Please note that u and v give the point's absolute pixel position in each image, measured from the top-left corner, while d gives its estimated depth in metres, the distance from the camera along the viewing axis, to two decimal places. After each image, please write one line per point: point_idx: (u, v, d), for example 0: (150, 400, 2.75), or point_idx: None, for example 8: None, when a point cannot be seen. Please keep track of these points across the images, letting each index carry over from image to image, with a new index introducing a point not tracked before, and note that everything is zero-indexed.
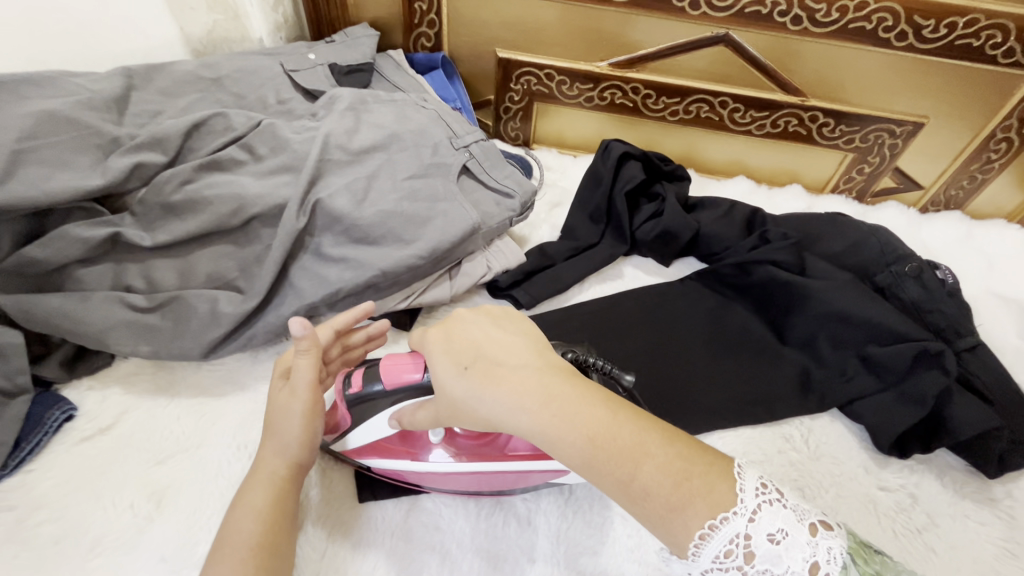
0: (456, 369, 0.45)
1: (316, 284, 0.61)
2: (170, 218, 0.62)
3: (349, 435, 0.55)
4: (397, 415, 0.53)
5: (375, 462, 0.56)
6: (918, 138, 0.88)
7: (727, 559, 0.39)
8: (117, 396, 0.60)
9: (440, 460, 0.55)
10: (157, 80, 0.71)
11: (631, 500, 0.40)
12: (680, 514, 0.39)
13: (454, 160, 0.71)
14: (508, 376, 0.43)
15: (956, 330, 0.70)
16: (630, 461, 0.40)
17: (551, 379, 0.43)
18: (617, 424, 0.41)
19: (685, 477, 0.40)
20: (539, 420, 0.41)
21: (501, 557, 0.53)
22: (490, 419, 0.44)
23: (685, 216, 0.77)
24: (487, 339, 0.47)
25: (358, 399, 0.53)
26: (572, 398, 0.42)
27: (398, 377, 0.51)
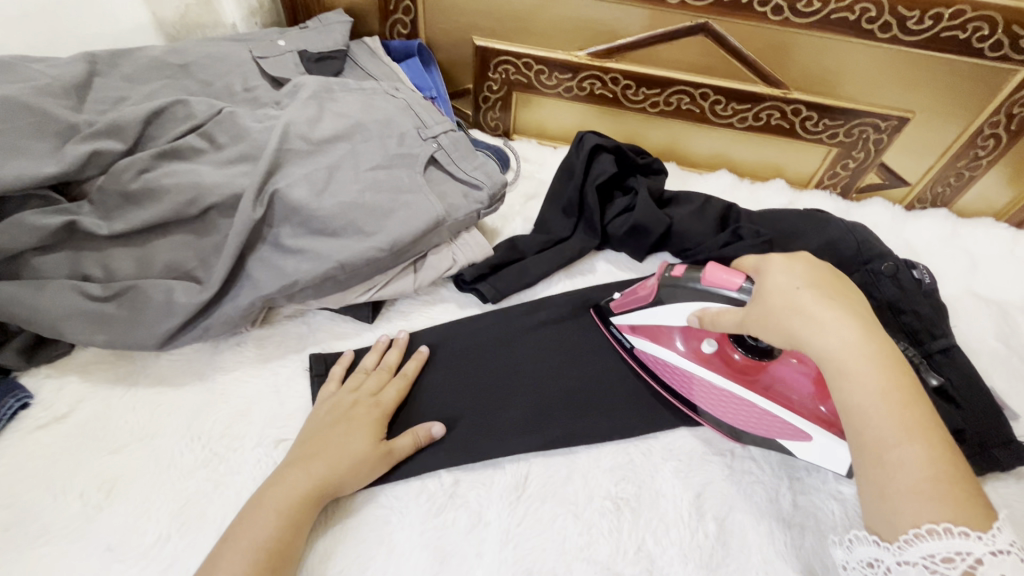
0: (778, 292, 0.49)
1: (273, 276, 0.61)
2: (128, 207, 0.61)
3: (630, 314, 0.65)
4: (697, 311, 0.58)
5: (642, 344, 0.65)
6: (903, 133, 0.86)
7: (944, 564, 0.38)
8: (73, 384, 0.60)
9: (700, 368, 0.61)
10: (122, 66, 0.70)
11: (874, 463, 0.42)
12: (916, 499, 0.40)
13: (421, 150, 0.70)
14: (827, 309, 0.47)
15: (929, 331, 0.69)
16: (903, 435, 0.42)
17: (863, 330, 0.46)
18: (916, 399, 0.43)
19: (945, 479, 0.40)
20: (850, 351, 0.45)
21: (449, 552, 0.53)
22: (798, 336, 0.47)
23: (657, 210, 0.76)
24: (807, 278, 0.49)
25: (671, 286, 0.60)
26: (891, 354, 0.45)
27: (718, 285, 0.55)
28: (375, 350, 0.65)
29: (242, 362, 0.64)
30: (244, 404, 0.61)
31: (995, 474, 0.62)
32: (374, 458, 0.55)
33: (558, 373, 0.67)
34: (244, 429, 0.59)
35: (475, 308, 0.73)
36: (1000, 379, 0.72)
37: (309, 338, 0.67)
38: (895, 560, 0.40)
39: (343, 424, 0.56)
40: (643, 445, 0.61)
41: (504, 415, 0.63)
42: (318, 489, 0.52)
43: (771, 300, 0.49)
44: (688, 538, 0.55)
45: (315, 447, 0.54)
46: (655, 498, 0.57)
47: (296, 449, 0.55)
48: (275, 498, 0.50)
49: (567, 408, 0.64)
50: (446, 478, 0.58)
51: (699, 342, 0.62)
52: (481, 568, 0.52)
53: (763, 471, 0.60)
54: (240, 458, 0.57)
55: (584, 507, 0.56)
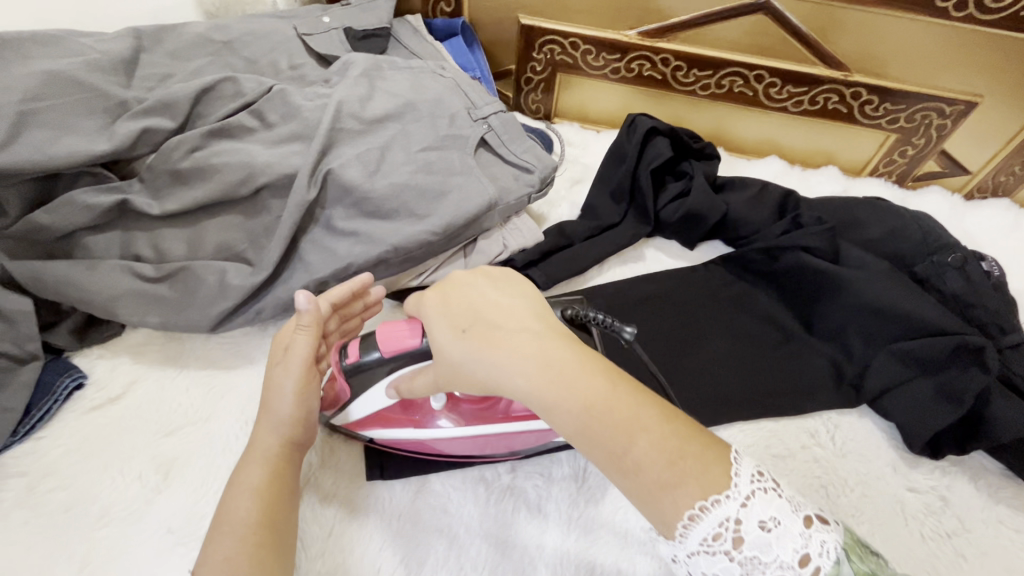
0: (455, 330, 0.44)
1: (326, 259, 0.60)
2: (179, 186, 0.60)
3: (349, 407, 0.54)
4: (396, 383, 0.51)
5: (379, 434, 0.56)
6: (969, 119, 0.82)
7: (715, 543, 0.35)
8: (126, 365, 0.59)
9: (442, 425, 0.55)
10: (167, 42, 0.69)
11: (622, 472, 0.38)
12: (669, 491, 0.36)
13: (472, 132, 0.68)
14: (504, 336, 0.42)
15: (999, 325, 0.65)
16: (624, 433, 0.38)
17: (551, 343, 0.41)
18: (617, 394, 0.39)
19: (680, 456, 0.37)
20: (534, 380, 0.40)
21: (509, 543, 0.52)
22: (482, 376, 0.42)
23: (713, 196, 0.73)
24: (484, 300, 0.46)
25: (356, 369, 0.51)
26: (575, 360, 0.40)
27: (399, 343, 0.48)
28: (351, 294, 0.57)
29: None
30: None
31: None
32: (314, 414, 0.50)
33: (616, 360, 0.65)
34: None
35: None
36: None
37: None
38: (683, 553, 0.36)
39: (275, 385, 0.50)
40: None
41: None
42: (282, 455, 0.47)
43: (450, 352, 0.44)
44: None
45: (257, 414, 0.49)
46: None
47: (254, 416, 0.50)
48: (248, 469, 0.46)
49: None
50: (503, 468, 0.57)
51: (424, 405, 0.55)
52: (543, 560, 0.51)
53: (823, 468, 0.59)
54: None
55: None
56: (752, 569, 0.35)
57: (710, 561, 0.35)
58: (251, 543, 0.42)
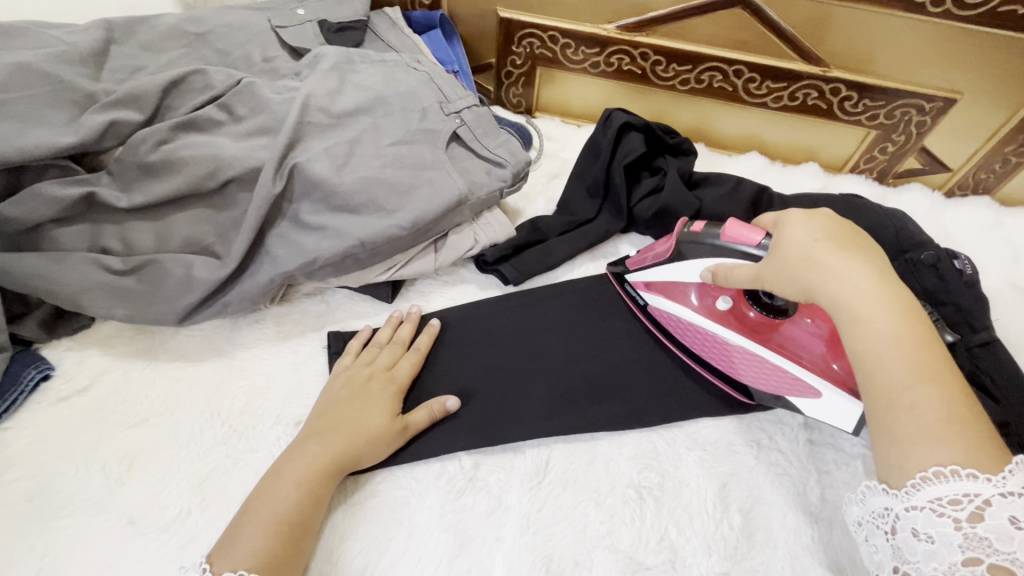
0: (795, 246, 0.49)
1: (293, 252, 0.60)
2: (146, 179, 0.60)
3: (643, 271, 0.66)
4: (713, 267, 0.57)
5: (654, 300, 0.66)
6: (948, 116, 0.82)
7: (950, 507, 0.38)
8: (94, 357, 0.60)
9: (709, 321, 0.62)
10: (138, 34, 0.68)
11: (886, 403, 0.43)
12: (926, 442, 0.40)
13: (444, 126, 0.68)
14: (842, 258, 0.46)
15: (969, 323, 0.65)
16: (920, 379, 0.42)
17: (887, 283, 0.45)
18: (928, 341, 0.43)
19: (959, 419, 0.40)
20: (861, 297, 0.44)
21: (468, 536, 0.52)
22: (810, 285, 0.47)
23: (686, 192, 0.73)
24: (830, 228, 0.49)
25: (692, 242, 0.60)
26: (906, 297, 0.45)
27: (740, 238, 0.54)
28: (388, 323, 0.64)
29: (261, 340, 0.63)
30: (264, 382, 0.60)
31: None
32: (390, 433, 0.55)
33: (576, 357, 0.65)
34: (264, 407, 0.58)
35: (496, 290, 0.71)
36: None
37: (328, 316, 0.66)
38: (902, 507, 0.40)
39: (359, 398, 0.56)
40: (667, 434, 0.60)
41: (522, 400, 0.61)
42: (335, 463, 0.51)
43: (789, 252, 0.49)
44: (711, 531, 0.54)
45: (332, 422, 0.54)
46: (679, 488, 0.56)
47: (311, 425, 0.55)
48: (297, 472, 0.50)
49: (590, 395, 0.62)
50: (466, 461, 0.57)
51: (711, 297, 0.63)
52: (501, 553, 0.52)
53: (791, 464, 0.58)
54: (259, 435, 0.56)
55: (606, 495, 0.55)
56: (972, 546, 0.37)
57: (931, 521, 0.39)
58: (275, 545, 0.46)
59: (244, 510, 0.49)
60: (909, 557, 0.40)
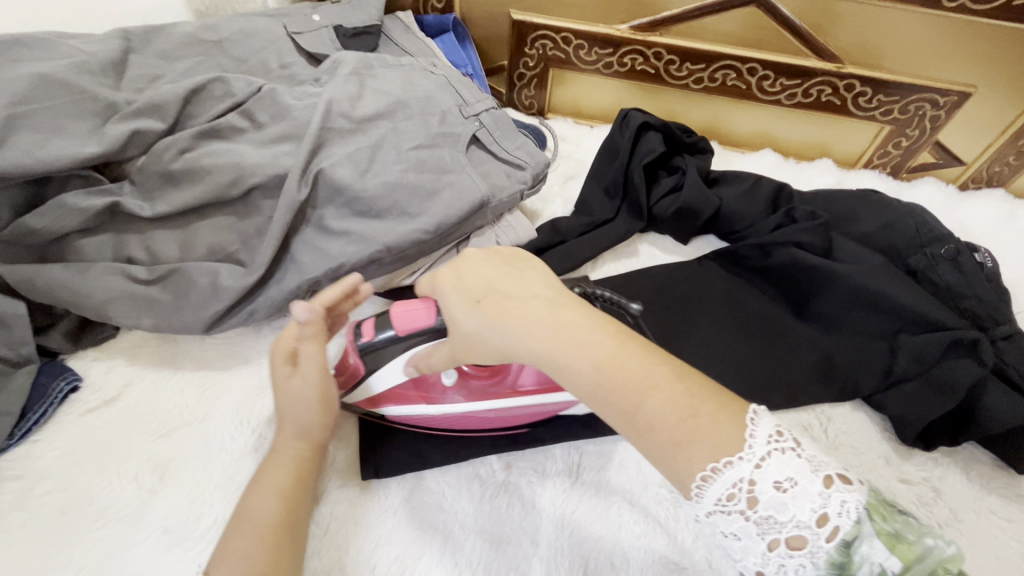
0: (466, 301, 0.45)
1: (318, 258, 0.60)
2: (170, 187, 0.60)
3: (362, 385, 0.54)
4: (409, 362, 0.52)
5: (393, 411, 0.57)
6: (963, 109, 0.82)
7: (730, 503, 0.36)
8: (121, 367, 0.60)
9: (453, 402, 0.56)
10: (156, 43, 0.68)
11: (635, 430, 0.39)
12: (684, 446, 0.37)
13: (463, 129, 0.68)
14: (518, 306, 0.43)
15: (992, 316, 0.66)
16: (637, 392, 0.38)
17: (562, 306, 0.43)
18: (630, 354, 0.40)
19: (691, 414, 0.38)
20: (552, 346, 0.41)
21: (504, 539, 0.52)
22: (499, 345, 0.43)
23: (705, 190, 0.73)
24: (492, 272, 0.47)
25: (371, 349, 0.51)
26: (592, 323, 0.42)
27: (415, 322, 0.50)
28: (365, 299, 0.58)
29: None
30: None
31: None
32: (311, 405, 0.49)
33: None
34: None
35: None
36: None
37: (353, 322, 0.66)
38: (702, 514, 0.37)
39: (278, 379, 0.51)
40: None
41: None
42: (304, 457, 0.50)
43: (465, 324, 0.44)
44: None
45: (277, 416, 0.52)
46: None
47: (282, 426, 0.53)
48: (271, 475, 0.48)
49: None
50: (498, 464, 0.57)
51: (435, 382, 0.57)
52: (537, 556, 0.51)
53: None
54: None
55: (639, 495, 0.55)
56: (768, 529, 0.35)
57: (727, 521, 0.36)
58: (261, 544, 0.44)
59: (232, 520, 0.46)
60: (735, 556, 0.38)
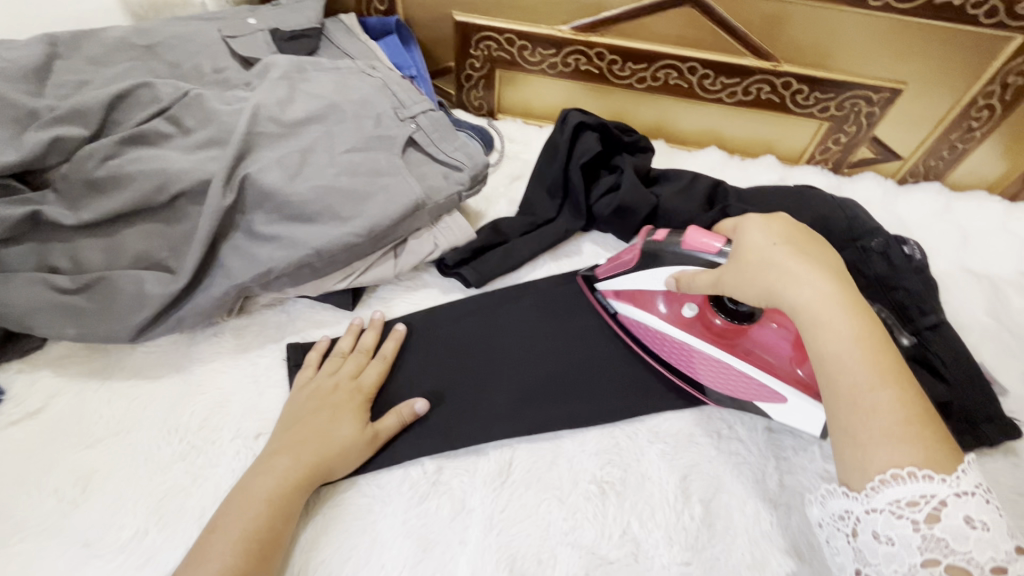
0: (754, 249, 0.49)
1: (246, 264, 0.59)
2: (93, 195, 0.59)
3: (617, 280, 0.65)
4: (675, 275, 0.58)
5: (625, 310, 0.65)
6: (896, 105, 0.84)
7: (909, 508, 0.38)
8: (46, 379, 0.59)
9: (664, 323, 0.62)
10: (83, 48, 0.67)
11: (849, 410, 0.42)
12: (887, 442, 0.40)
13: (399, 132, 0.68)
14: (803, 264, 0.46)
15: (919, 307, 0.68)
16: (879, 378, 0.42)
17: (840, 281, 0.46)
18: (887, 345, 0.43)
19: (917, 421, 0.40)
20: (822, 301, 0.45)
21: (433, 540, 0.53)
22: (770, 287, 0.47)
23: (643, 189, 0.74)
24: (792, 236, 0.49)
25: (654, 250, 0.61)
26: (862, 306, 0.45)
27: (703, 245, 0.55)
28: (349, 332, 0.64)
29: (219, 353, 0.62)
30: (222, 396, 0.59)
31: (983, 452, 0.62)
32: (361, 443, 0.55)
33: (540, 356, 0.66)
34: (223, 421, 0.58)
35: (458, 293, 0.71)
36: (989, 354, 0.71)
37: (288, 327, 0.65)
38: (862, 510, 0.40)
39: (328, 411, 0.56)
40: (629, 428, 0.61)
41: (486, 401, 0.62)
42: (306, 476, 0.51)
43: (747, 261, 0.49)
44: (673, 522, 0.54)
45: (299, 434, 0.54)
46: (641, 481, 0.57)
47: (280, 436, 0.54)
48: (266, 488, 0.50)
49: (553, 392, 0.63)
50: (429, 466, 0.57)
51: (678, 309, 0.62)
52: (465, 555, 0.52)
53: (750, 452, 0.59)
54: (218, 450, 0.56)
55: (569, 492, 0.56)
56: (932, 548, 0.37)
57: (891, 523, 0.38)
58: (244, 561, 0.46)
59: (209, 528, 0.48)
60: (872, 560, 0.40)
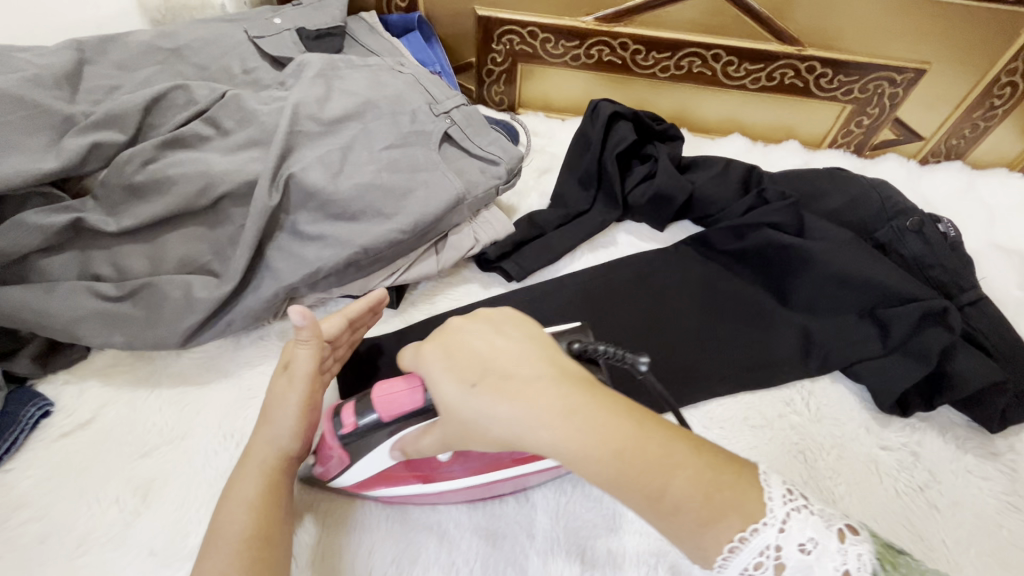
0: (463, 384, 0.41)
1: (294, 265, 0.59)
2: (135, 201, 0.58)
3: (340, 478, 0.51)
4: (398, 445, 0.48)
5: (383, 491, 0.52)
6: (919, 86, 0.84)
7: (757, 570, 0.36)
8: (93, 390, 0.58)
9: (452, 477, 0.50)
10: (113, 52, 0.66)
11: (662, 517, 0.37)
12: (712, 527, 0.36)
13: (435, 127, 0.67)
14: (512, 396, 0.39)
15: (958, 283, 0.68)
16: (663, 474, 0.37)
17: (548, 392, 0.39)
18: (646, 432, 0.38)
19: (718, 488, 0.37)
20: (562, 438, 0.37)
21: (499, 534, 0.52)
22: (508, 438, 0.39)
23: (679, 177, 0.74)
24: (495, 346, 0.43)
25: (354, 436, 0.48)
26: (601, 407, 0.38)
27: (397, 404, 0.46)
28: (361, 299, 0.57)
29: (267, 356, 0.62)
30: None
31: None
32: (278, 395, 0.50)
33: None
34: None
35: (499, 287, 0.71)
36: None
37: None
38: None
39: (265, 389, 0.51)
40: None
41: None
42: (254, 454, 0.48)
43: (464, 413, 0.41)
44: None
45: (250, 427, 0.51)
46: None
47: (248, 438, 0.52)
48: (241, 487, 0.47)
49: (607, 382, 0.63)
50: None
51: (428, 461, 0.50)
52: (534, 548, 0.52)
53: None
54: None
55: None
56: None
57: None
58: (242, 562, 0.42)
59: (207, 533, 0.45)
60: None
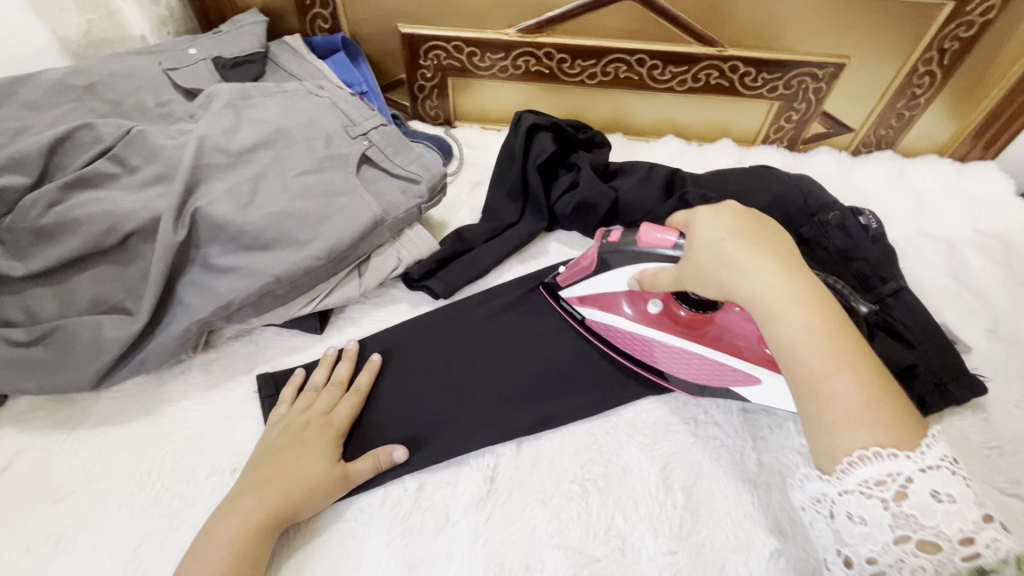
0: (707, 241, 0.46)
1: (206, 298, 0.58)
2: (42, 244, 0.58)
3: (574, 287, 0.64)
4: (637, 275, 0.56)
5: (591, 314, 0.65)
6: (841, 79, 0.85)
7: (876, 488, 0.38)
8: (9, 437, 0.57)
9: (640, 325, 0.62)
10: (20, 93, 0.66)
11: (809, 396, 0.40)
12: (851, 428, 0.38)
13: (352, 150, 0.68)
14: (754, 256, 0.44)
15: (878, 275, 0.69)
16: (834, 363, 0.39)
17: (790, 269, 0.43)
18: (845, 331, 0.41)
19: (879, 403, 0.38)
20: (777, 294, 0.42)
21: (417, 557, 0.53)
22: (724, 285, 0.44)
23: (602, 184, 0.74)
24: (737, 225, 0.46)
25: (613, 252, 0.57)
26: (817, 290, 0.42)
27: (655, 244, 0.53)
28: (323, 364, 0.63)
29: (188, 391, 0.61)
30: (195, 434, 0.58)
31: (950, 411, 0.64)
32: (329, 481, 0.53)
33: (515, 360, 0.66)
34: (197, 459, 0.57)
35: (427, 306, 0.71)
36: (952, 313, 0.73)
37: (258, 357, 0.65)
38: (834, 491, 0.40)
39: (296, 446, 0.55)
40: (606, 424, 0.61)
41: (464, 412, 0.62)
42: (270, 518, 0.50)
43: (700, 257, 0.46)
44: (657, 513, 0.55)
45: (264, 473, 0.53)
46: (622, 476, 0.57)
47: (248, 475, 0.54)
48: (232, 538, 0.49)
49: (529, 396, 0.63)
50: (410, 484, 0.57)
51: (649, 308, 0.61)
52: (453, 569, 0.52)
53: (727, 435, 0.60)
54: (194, 489, 0.55)
55: (552, 494, 0.56)
56: (901, 525, 0.37)
57: (861, 503, 0.38)
58: None
59: None
60: (847, 537, 0.40)
